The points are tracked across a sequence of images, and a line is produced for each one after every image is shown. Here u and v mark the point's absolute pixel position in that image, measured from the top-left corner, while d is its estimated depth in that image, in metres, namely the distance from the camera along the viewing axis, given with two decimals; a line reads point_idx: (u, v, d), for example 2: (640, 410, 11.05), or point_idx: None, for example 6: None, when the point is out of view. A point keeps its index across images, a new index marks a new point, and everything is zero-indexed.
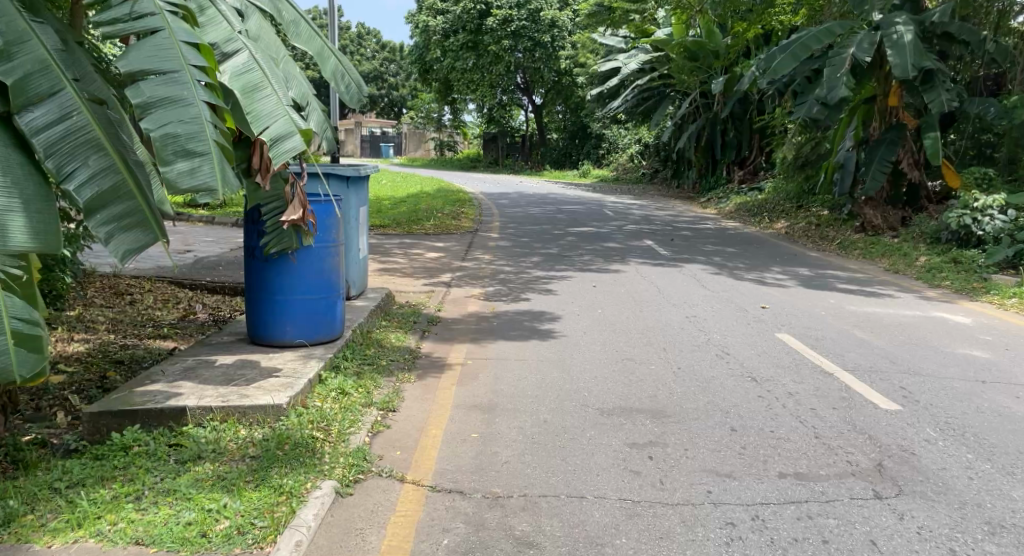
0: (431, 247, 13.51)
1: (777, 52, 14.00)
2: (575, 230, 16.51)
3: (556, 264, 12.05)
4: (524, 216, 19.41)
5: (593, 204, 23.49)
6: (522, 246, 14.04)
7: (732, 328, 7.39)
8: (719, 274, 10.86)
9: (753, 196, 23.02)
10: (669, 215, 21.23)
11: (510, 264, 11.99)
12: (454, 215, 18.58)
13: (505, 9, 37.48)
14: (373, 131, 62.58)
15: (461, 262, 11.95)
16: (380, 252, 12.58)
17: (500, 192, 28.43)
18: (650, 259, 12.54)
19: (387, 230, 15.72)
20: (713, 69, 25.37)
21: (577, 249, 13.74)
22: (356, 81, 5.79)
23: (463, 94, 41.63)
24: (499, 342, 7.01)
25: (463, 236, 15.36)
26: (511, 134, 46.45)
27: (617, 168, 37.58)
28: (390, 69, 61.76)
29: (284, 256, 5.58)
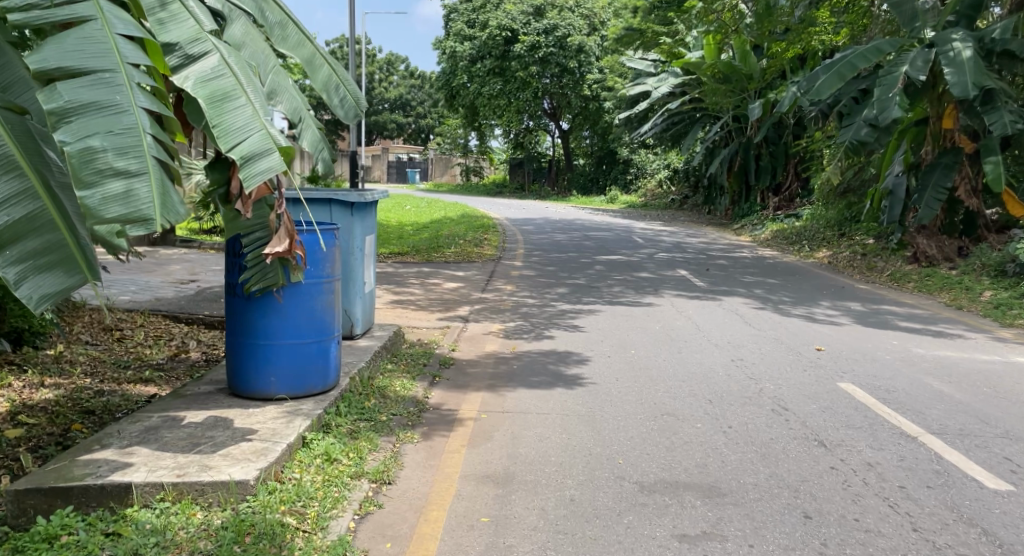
0: (451, 277, 12.73)
1: (820, 73, 13.17)
2: (604, 259, 15.66)
3: (584, 297, 11.20)
4: (550, 243, 18.60)
5: (622, 231, 22.65)
6: (548, 276, 13.21)
7: (785, 375, 6.49)
8: (763, 309, 9.96)
9: (790, 223, 22.10)
10: (703, 242, 20.34)
11: (534, 296, 11.16)
12: (477, 242, 17.81)
13: (533, 35, 37.04)
14: (399, 157, 62.29)
15: (481, 294, 11.15)
16: (396, 283, 11.82)
17: (525, 218, 27.67)
18: (685, 291, 11.67)
19: (406, 258, 14.97)
20: (747, 92, 24.55)
21: (606, 279, 12.88)
22: (353, 94, 5.07)
23: (489, 119, 41.11)
24: (519, 390, 6.17)
25: (486, 264, 14.58)
26: (538, 159, 45.85)
27: (646, 195, 36.78)
28: (417, 95, 61.63)
29: (269, 295, 4.80)
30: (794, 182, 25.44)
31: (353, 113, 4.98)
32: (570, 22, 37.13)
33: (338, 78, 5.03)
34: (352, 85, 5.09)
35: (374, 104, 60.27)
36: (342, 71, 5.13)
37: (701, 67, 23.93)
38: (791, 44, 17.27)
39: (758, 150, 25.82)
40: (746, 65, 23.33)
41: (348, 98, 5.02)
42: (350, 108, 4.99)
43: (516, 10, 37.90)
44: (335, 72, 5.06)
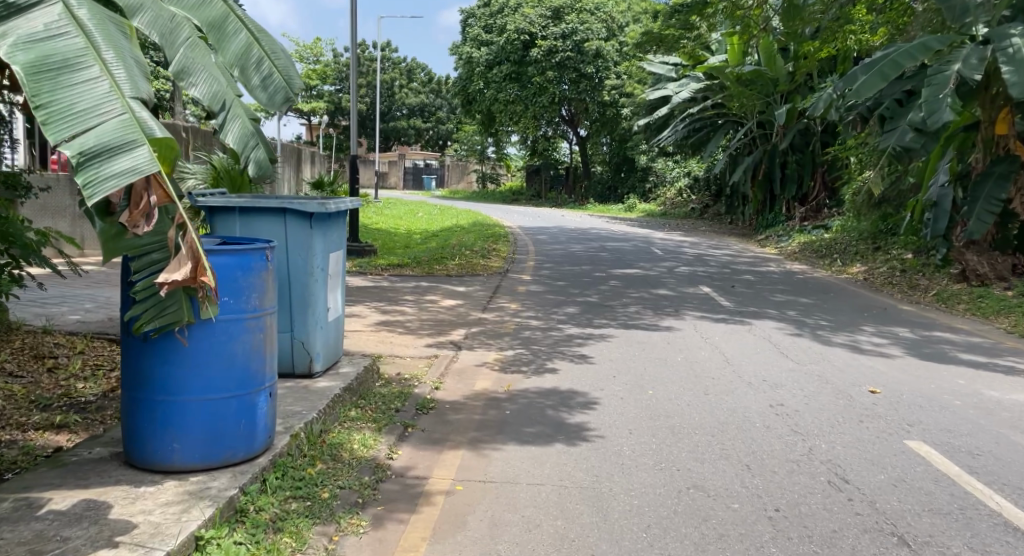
0: (451, 293, 11.56)
1: (860, 72, 11.96)
2: (620, 273, 14.47)
3: (596, 317, 9.99)
4: (564, 255, 17.42)
5: (641, 241, 21.45)
6: (558, 292, 12.03)
7: (840, 428, 5.26)
8: (799, 336, 8.77)
9: (819, 236, 20.90)
10: (727, 255, 19.11)
11: (540, 317, 9.96)
12: (484, 253, 16.67)
13: (550, 39, 36.00)
14: (416, 164, 61.27)
15: (481, 314, 9.97)
16: (387, 300, 10.65)
17: (539, 226, 26.53)
18: (710, 312, 10.47)
19: (404, 270, 13.84)
20: (774, 96, 23.29)
21: (622, 297, 11.68)
22: (282, 69, 4.29)
23: (505, 125, 40.01)
24: (509, 445, 4.99)
25: (491, 278, 13.43)
26: (555, 166, 44.63)
27: (666, 203, 35.59)
28: (434, 101, 60.66)
29: (171, 336, 3.65)
30: (822, 192, 24.29)
31: (283, 95, 4.16)
32: (589, 26, 35.91)
33: (263, 53, 4.25)
34: (282, 59, 4.32)
35: (391, 109, 59.36)
36: (267, 43, 4.36)
37: (725, 71, 22.72)
38: (825, 43, 16.00)
39: (784, 157, 24.55)
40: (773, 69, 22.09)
41: (276, 76, 4.22)
42: (280, 88, 4.16)
43: (534, 13, 36.86)
44: (259, 45, 4.29)
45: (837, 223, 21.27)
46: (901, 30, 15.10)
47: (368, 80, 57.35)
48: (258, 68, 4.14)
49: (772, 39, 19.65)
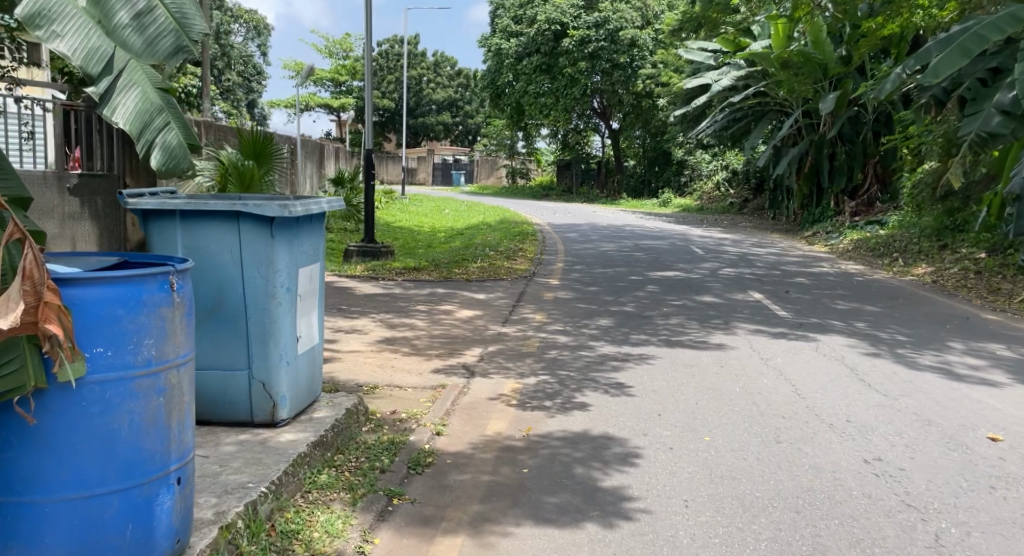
0: (469, 304, 10.34)
1: (937, 61, 11.06)
2: (658, 276, 13.17)
3: (633, 331, 8.70)
4: (595, 255, 16.16)
5: (677, 239, 20.13)
6: (590, 299, 10.80)
7: (966, 502, 4.02)
8: (878, 361, 7.46)
9: (873, 232, 19.48)
10: (773, 254, 17.74)
11: (569, 331, 8.69)
12: (509, 254, 15.48)
13: (583, 29, 34.59)
14: (445, 159, 60.10)
15: (501, 329, 8.74)
16: (396, 312, 9.44)
17: (569, 223, 25.28)
18: (764, 325, 9.19)
19: (420, 275, 12.71)
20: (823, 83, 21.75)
21: (663, 305, 10.39)
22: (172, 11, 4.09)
23: (536, 118, 38.78)
24: (525, 525, 3.75)
25: (516, 283, 12.25)
26: (587, 160, 43.27)
27: (702, 198, 34.19)
28: (463, 95, 59.54)
29: (14, 410, 2.57)
30: (874, 183, 23.03)
31: (172, 41, 3.98)
32: (623, 15, 34.40)
33: None
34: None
35: (420, 104, 58.30)
36: None
37: (769, 57, 21.22)
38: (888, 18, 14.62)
39: (833, 148, 23.05)
40: (821, 52, 20.61)
41: (163, 20, 4.02)
42: (167, 34, 3.97)
43: (566, 2, 35.57)
44: None
45: (892, 218, 19.87)
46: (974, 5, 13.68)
47: (396, 75, 56.34)
48: (144, 14, 3.96)
49: (823, 20, 18.19)
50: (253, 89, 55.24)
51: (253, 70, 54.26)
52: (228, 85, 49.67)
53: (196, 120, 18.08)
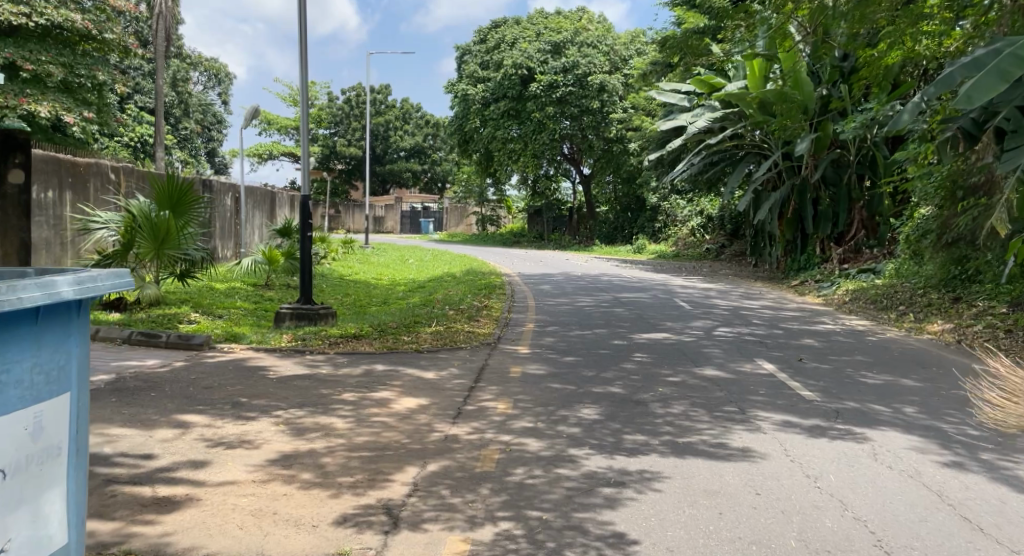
0: (412, 387, 8.04)
1: (971, 85, 9.21)
2: (645, 338, 10.96)
3: (622, 424, 6.48)
4: (571, 312, 14.01)
5: (658, 290, 18.17)
6: (566, 373, 8.59)
7: None
8: (969, 478, 5.35)
9: (869, 282, 17.56)
10: (767, 306, 15.68)
11: (538, 428, 6.45)
12: (470, 313, 13.26)
13: (550, 74, 32.95)
14: (414, 207, 57.83)
15: (447, 429, 6.48)
16: (312, 408, 7.17)
17: (542, 273, 23.21)
18: (793, 407, 7.05)
19: (358, 344, 10.46)
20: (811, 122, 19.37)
21: (660, 377, 8.16)
22: None
23: (504, 165, 36.82)
24: None
25: (476, 352, 10.04)
26: (558, 206, 41.39)
27: (677, 243, 32.42)
28: (432, 143, 57.69)
29: None
30: (859, 229, 20.57)
31: None
32: (591, 59, 32.81)
33: None
34: None
35: (387, 152, 56.43)
36: None
37: (745, 98, 19.23)
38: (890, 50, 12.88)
39: (816, 192, 20.91)
40: (800, 91, 18.28)
41: None
42: None
43: (532, 48, 34.18)
44: None
45: (889, 265, 17.88)
46: (980, 33, 11.74)
47: (361, 122, 54.47)
48: None
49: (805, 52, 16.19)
50: (213, 137, 53.07)
51: (213, 119, 52.11)
52: (185, 134, 47.36)
53: (114, 165, 16.24)
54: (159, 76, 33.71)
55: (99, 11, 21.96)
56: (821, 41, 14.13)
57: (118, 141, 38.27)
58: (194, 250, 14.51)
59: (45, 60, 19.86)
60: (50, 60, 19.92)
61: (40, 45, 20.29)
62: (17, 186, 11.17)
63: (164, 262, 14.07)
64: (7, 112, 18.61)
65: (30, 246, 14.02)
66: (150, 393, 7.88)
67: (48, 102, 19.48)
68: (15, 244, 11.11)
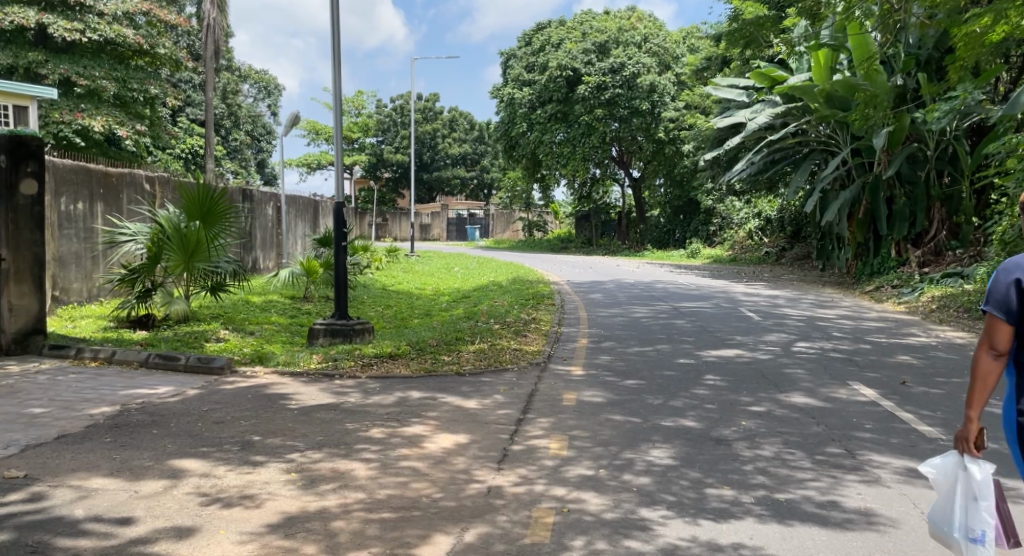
0: (450, 418, 6.89)
1: None
2: (715, 355, 9.68)
3: (702, 472, 5.27)
4: (629, 325, 12.77)
5: (720, 298, 16.85)
6: (627, 400, 7.38)
7: None
8: None
9: (958, 287, 15.90)
10: (845, 315, 14.24)
11: (601, 476, 5.25)
12: (518, 327, 12.10)
13: (598, 75, 31.69)
14: (460, 214, 56.76)
15: (489, 478, 5.33)
16: (332, 450, 6.10)
17: (592, 281, 22.01)
18: (914, 448, 5.72)
19: (391, 366, 9.36)
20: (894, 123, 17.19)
21: (741, 406, 6.89)
22: None
23: (552, 170, 35.73)
24: None
25: (524, 375, 8.87)
26: (607, 211, 40.12)
27: (734, 247, 30.90)
28: (478, 148, 56.83)
29: None
30: (941, 229, 18.89)
31: None
32: (638, 59, 31.31)
33: None
34: None
35: (435, 159, 55.66)
36: None
37: (810, 92, 17.61)
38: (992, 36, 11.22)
39: (890, 190, 19.10)
40: (872, 83, 16.31)
41: None
42: None
43: (577, 49, 33.07)
44: None
45: (980, 269, 16.22)
46: None
47: (408, 130, 53.84)
48: None
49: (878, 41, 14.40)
50: (263, 148, 52.93)
51: (263, 129, 51.87)
52: (234, 145, 47.15)
53: (148, 176, 15.54)
54: (208, 89, 33.36)
55: (150, 27, 25.73)
56: (900, 26, 12.60)
57: (168, 154, 38.14)
58: (224, 263, 13.72)
59: (98, 77, 23.31)
60: (103, 77, 23.43)
61: (94, 61, 23.73)
62: (30, 197, 10.09)
63: (195, 275, 13.24)
64: (64, 126, 22.44)
65: (59, 261, 13.30)
66: (154, 432, 6.93)
67: (101, 116, 23.05)
68: (28, 261, 10.12)
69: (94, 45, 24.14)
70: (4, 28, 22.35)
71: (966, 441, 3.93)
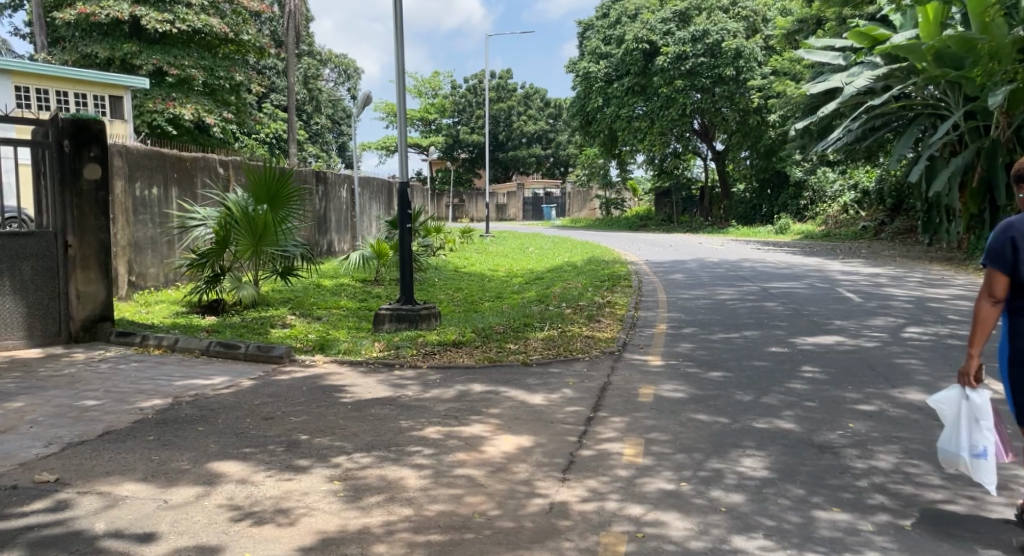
0: (513, 416, 6.21)
1: None
2: (811, 342, 8.72)
3: (805, 488, 4.46)
4: (714, 308, 11.83)
5: (814, 278, 15.70)
6: (713, 395, 6.56)
7: None
8: None
9: None
10: (955, 294, 12.98)
11: (684, 492, 4.51)
12: (594, 312, 11.33)
13: (677, 44, 30.24)
14: (536, 193, 55.88)
15: (553, 492, 4.64)
16: (382, 453, 5.50)
17: (673, 260, 20.99)
18: None
19: (455, 356, 8.71)
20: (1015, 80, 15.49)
21: (846, 404, 6.01)
22: None
23: (630, 146, 34.59)
24: None
25: (598, 365, 8.11)
26: (688, 186, 38.71)
27: (828, 222, 29.33)
28: (554, 126, 55.80)
29: None
30: None
31: None
32: (723, 24, 29.72)
33: None
34: None
35: (510, 138, 54.88)
36: None
37: (918, 51, 16.09)
38: None
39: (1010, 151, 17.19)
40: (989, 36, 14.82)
41: None
42: None
43: (656, 18, 31.74)
44: None
45: None
46: None
47: (484, 109, 53.15)
48: None
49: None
50: (343, 131, 53.12)
51: (343, 113, 51.91)
52: (316, 129, 47.34)
53: (222, 160, 15.30)
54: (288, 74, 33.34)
55: (235, 14, 25.54)
56: None
57: (250, 139, 38.41)
58: (294, 246, 13.29)
59: (186, 64, 23.65)
60: (191, 65, 23.70)
61: (184, 50, 24.08)
62: (94, 182, 9.15)
63: (263, 259, 12.90)
64: (156, 116, 22.89)
65: (135, 245, 13.12)
66: (199, 429, 6.46)
67: (191, 104, 23.46)
68: (93, 247, 9.14)
69: (184, 35, 24.30)
70: (101, 22, 22.90)
71: (967, 375, 4.28)
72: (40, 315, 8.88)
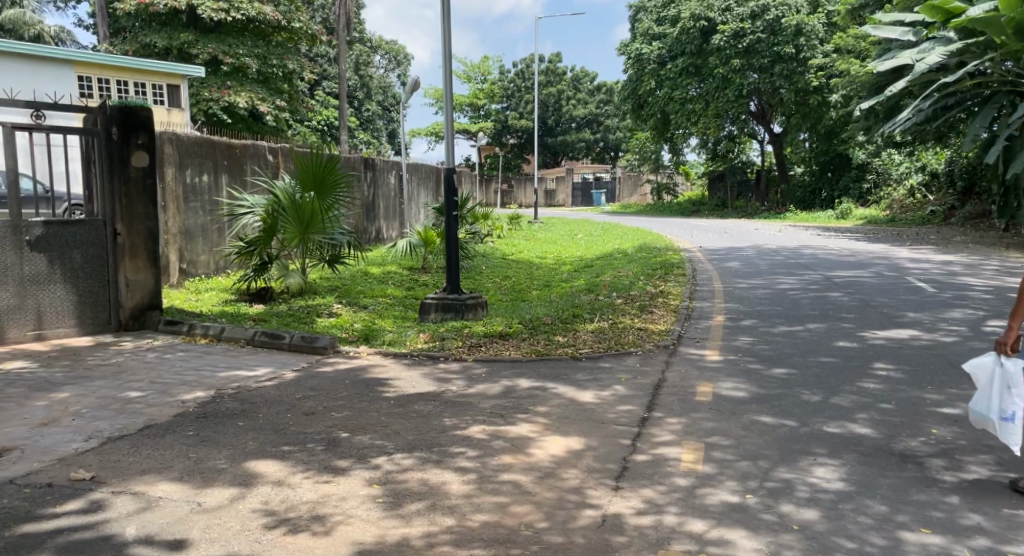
0: (563, 415, 5.88)
1: None
2: (881, 336, 8.20)
3: (883, 504, 4.05)
4: (774, 298, 11.31)
5: (879, 265, 15.01)
6: (777, 394, 6.12)
7: None
8: None
9: None
10: None
11: (750, 506, 4.15)
12: (647, 302, 10.90)
13: (735, 22, 29.37)
14: (586, 178, 55.24)
15: (607, 502, 4.32)
16: (424, 454, 5.22)
17: (729, 247, 20.35)
18: None
19: (503, 348, 8.38)
20: None
21: (924, 407, 5.55)
22: None
23: (684, 129, 33.84)
24: None
25: (653, 360, 7.70)
26: (743, 170, 37.77)
27: (893, 206, 28.33)
28: (605, 109, 55.02)
29: None
30: None
31: None
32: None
33: None
34: None
35: (560, 122, 54.28)
36: None
37: (995, 23, 15.35)
38: None
39: None
40: None
41: None
42: None
43: None
44: None
45: None
46: None
47: (533, 94, 52.63)
48: None
49: None
50: (393, 118, 53.09)
51: (394, 100, 51.86)
52: (367, 116, 47.37)
53: (271, 147, 15.19)
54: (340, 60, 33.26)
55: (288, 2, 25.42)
56: None
57: (303, 126, 38.54)
58: (341, 234, 13.10)
59: (241, 53, 23.68)
60: (245, 54, 23.70)
61: (239, 40, 24.15)
62: (140, 169, 8.97)
63: (310, 247, 12.74)
64: (212, 104, 22.98)
65: (186, 233, 13.07)
66: (239, 425, 6.25)
67: (245, 92, 23.36)
68: (141, 236, 8.95)
69: (238, 23, 24.29)
70: (159, 12, 23.07)
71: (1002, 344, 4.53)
72: (90, 303, 8.75)
